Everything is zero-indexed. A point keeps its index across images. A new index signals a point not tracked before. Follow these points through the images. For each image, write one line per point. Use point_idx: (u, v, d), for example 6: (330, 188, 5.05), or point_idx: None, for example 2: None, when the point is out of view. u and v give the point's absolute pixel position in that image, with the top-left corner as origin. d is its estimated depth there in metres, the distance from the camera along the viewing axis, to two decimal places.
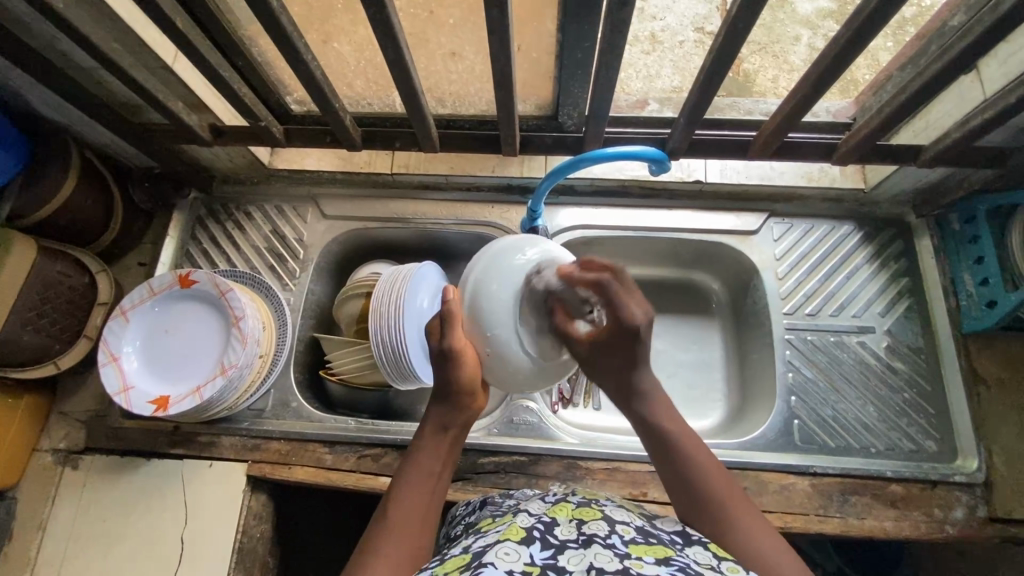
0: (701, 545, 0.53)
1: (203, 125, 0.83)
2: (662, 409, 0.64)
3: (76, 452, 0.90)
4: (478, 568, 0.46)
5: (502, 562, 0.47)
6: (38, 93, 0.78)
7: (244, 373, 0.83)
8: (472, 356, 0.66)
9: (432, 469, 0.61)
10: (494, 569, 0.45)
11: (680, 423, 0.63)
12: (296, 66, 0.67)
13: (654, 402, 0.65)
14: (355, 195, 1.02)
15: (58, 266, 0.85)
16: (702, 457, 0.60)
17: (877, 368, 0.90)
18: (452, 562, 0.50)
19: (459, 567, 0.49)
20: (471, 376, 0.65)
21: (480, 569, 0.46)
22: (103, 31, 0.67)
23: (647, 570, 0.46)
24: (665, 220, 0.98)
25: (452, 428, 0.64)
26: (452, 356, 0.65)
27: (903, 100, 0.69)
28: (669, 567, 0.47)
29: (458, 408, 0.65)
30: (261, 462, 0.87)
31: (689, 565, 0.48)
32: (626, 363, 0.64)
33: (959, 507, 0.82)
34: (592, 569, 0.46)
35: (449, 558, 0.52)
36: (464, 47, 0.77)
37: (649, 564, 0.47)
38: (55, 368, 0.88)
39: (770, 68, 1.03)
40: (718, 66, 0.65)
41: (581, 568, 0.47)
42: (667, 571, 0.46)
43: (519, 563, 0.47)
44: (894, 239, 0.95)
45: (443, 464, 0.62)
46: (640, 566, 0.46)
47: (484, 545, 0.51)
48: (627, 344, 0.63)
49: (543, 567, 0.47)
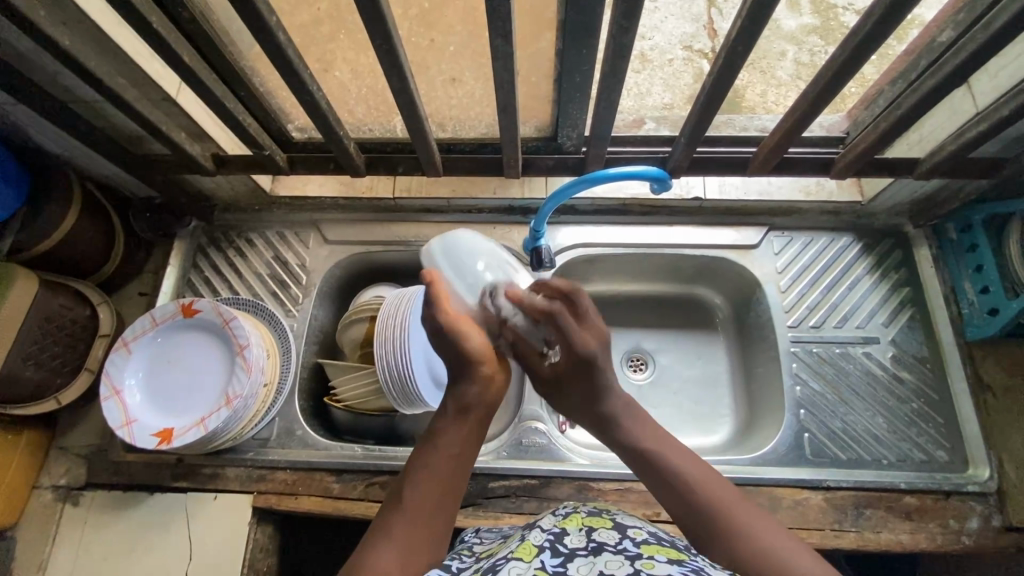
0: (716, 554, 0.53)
1: (207, 154, 0.83)
2: (629, 419, 0.65)
3: (77, 488, 0.88)
4: None
5: None
6: (41, 127, 0.78)
7: (250, 402, 0.82)
8: (468, 329, 0.63)
9: (450, 452, 0.59)
10: None
11: (655, 437, 0.64)
12: (302, 96, 0.67)
13: (629, 424, 0.65)
14: (356, 219, 1.02)
15: (59, 298, 0.84)
16: (687, 464, 0.61)
17: (883, 379, 0.90)
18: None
19: None
20: (481, 343, 0.63)
21: None
22: (109, 67, 0.67)
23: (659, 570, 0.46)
24: (666, 237, 0.98)
25: (472, 403, 0.62)
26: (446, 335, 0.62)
27: (901, 115, 0.70)
28: (681, 567, 0.47)
29: (476, 383, 0.62)
30: (268, 493, 0.86)
31: (702, 566, 0.48)
32: (589, 398, 0.66)
33: (973, 517, 0.81)
34: None
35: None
36: (465, 73, 0.79)
37: (661, 564, 0.47)
38: (57, 404, 0.87)
39: (758, 82, 1.04)
40: (719, 87, 0.66)
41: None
42: (678, 570, 0.46)
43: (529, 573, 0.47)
44: (893, 249, 0.96)
45: (463, 445, 0.60)
46: (651, 565, 0.47)
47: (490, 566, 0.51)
48: (586, 373, 0.65)
49: None
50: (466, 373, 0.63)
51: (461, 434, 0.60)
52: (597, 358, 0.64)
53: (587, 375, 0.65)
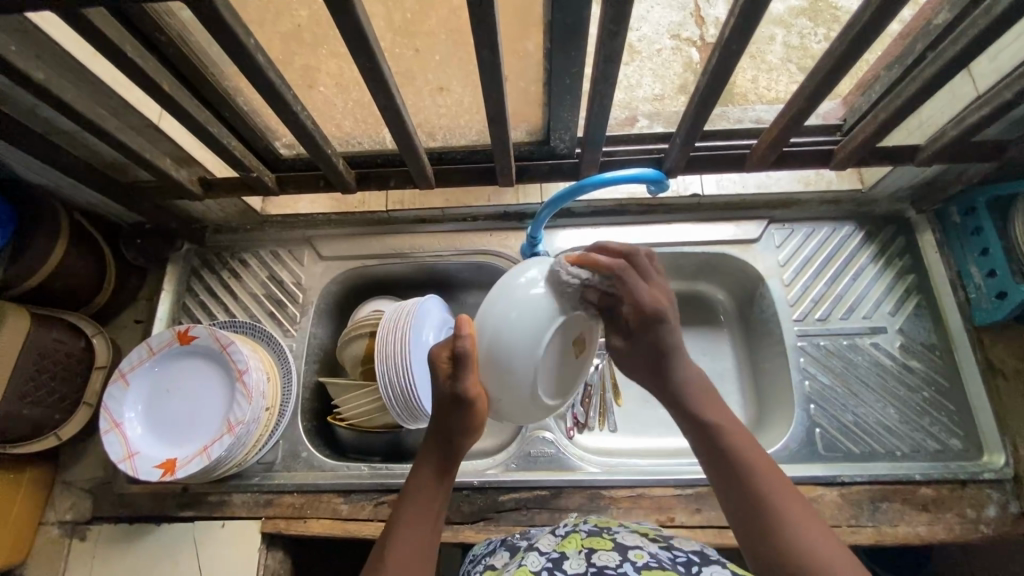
0: (720, 564, 0.52)
1: (193, 179, 0.82)
2: (701, 395, 0.64)
3: (83, 523, 0.87)
4: None
5: None
6: (23, 160, 0.77)
7: (252, 428, 0.81)
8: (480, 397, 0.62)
9: (432, 507, 0.60)
10: None
11: (722, 413, 0.63)
12: (286, 118, 0.66)
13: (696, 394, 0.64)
14: (349, 234, 1.00)
15: (53, 332, 0.83)
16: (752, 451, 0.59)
17: (893, 369, 0.89)
18: None
19: None
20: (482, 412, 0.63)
21: None
22: (87, 98, 0.66)
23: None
24: (665, 235, 0.97)
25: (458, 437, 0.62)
26: (470, 404, 0.61)
27: (900, 104, 0.69)
28: None
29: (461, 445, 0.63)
30: (276, 518, 0.85)
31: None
32: (656, 357, 0.65)
33: (991, 505, 0.80)
34: None
35: None
36: (453, 81, 0.76)
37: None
38: (57, 439, 0.85)
39: (749, 69, 1.03)
40: (713, 84, 0.65)
41: None
42: None
43: None
44: (896, 236, 0.95)
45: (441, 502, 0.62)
46: None
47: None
48: (655, 330, 0.64)
49: None
50: (461, 414, 0.61)
51: (441, 488, 0.62)
52: (665, 311, 0.64)
53: (658, 328, 0.64)
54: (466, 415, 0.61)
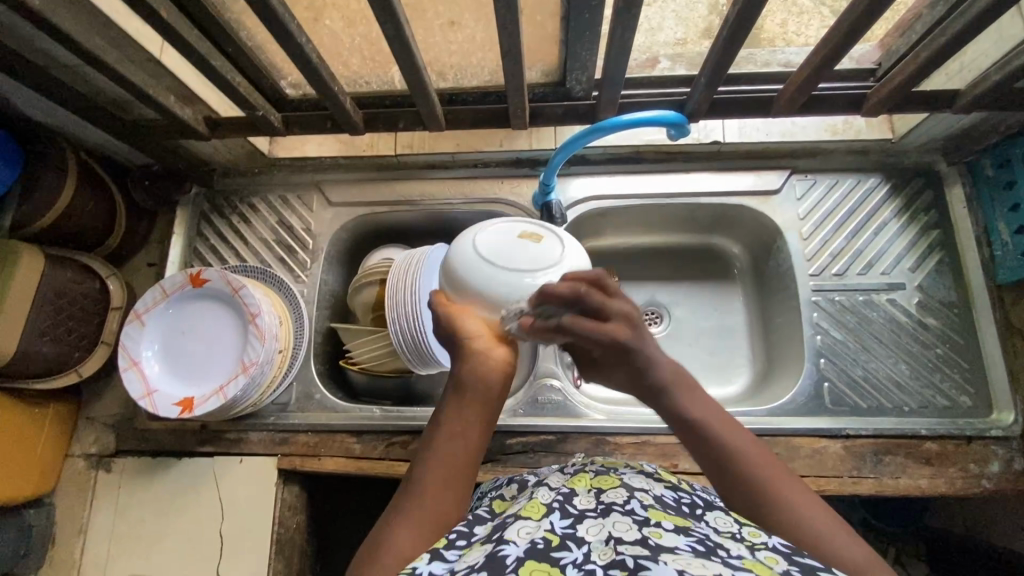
0: (722, 509, 0.53)
1: (198, 118, 0.80)
2: (681, 387, 0.57)
3: (107, 456, 0.91)
4: (501, 545, 0.46)
5: (523, 537, 0.46)
6: (24, 95, 0.75)
7: (266, 369, 0.82)
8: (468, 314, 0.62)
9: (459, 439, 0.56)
10: (516, 547, 0.45)
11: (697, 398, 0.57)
12: (291, 50, 0.63)
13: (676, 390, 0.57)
14: (359, 179, 0.99)
15: (67, 273, 0.84)
16: (739, 439, 0.54)
17: (909, 326, 0.87)
18: (478, 534, 0.50)
19: (483, 540, 0.48)
20: (476, 323, 0.61)
21: (501, 547, 0.45)
22: (84, 27, 0.63)
23: (666, 540, 0.44)
24: (682, 185, 0.94)
25: (477, 391, 0.58)
26: (471, 342, 0.60)
27: (942, 44, 0.65)
28: (688, 537, 0.46)
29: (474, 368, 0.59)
30: (291, 455, 0.87)
31: (709, 535, 0.47)
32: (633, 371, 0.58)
33: (995, 460, 0.81)
34: (611, 539, 0.45)
35: (474, 533, 0.51)
36: (464, 14, 0.72)
37: (668, 534, 0.46)
38: (79, 374, 0.88)
39: (779, 11, 0.91)
40: (744, 20, 0.60)
41: (601, 538, 0.46)
42: (686, 542, 0.44)
43: (539, 532, 0.47)
44: (923, 189, 0.91)
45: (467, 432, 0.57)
46: (659, 535, 0.45)
47: (446, 568, 0.46)
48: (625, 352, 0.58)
49: (563, 537, 0.46)
50: (467, 363, 0.59)
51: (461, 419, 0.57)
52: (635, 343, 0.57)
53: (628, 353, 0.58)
54: (475, 365, 0.59)
